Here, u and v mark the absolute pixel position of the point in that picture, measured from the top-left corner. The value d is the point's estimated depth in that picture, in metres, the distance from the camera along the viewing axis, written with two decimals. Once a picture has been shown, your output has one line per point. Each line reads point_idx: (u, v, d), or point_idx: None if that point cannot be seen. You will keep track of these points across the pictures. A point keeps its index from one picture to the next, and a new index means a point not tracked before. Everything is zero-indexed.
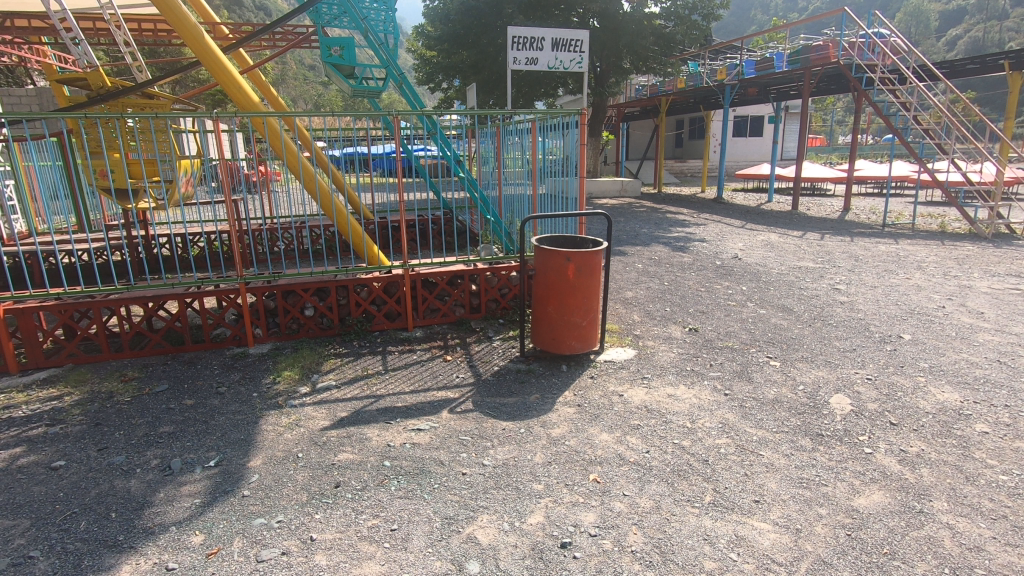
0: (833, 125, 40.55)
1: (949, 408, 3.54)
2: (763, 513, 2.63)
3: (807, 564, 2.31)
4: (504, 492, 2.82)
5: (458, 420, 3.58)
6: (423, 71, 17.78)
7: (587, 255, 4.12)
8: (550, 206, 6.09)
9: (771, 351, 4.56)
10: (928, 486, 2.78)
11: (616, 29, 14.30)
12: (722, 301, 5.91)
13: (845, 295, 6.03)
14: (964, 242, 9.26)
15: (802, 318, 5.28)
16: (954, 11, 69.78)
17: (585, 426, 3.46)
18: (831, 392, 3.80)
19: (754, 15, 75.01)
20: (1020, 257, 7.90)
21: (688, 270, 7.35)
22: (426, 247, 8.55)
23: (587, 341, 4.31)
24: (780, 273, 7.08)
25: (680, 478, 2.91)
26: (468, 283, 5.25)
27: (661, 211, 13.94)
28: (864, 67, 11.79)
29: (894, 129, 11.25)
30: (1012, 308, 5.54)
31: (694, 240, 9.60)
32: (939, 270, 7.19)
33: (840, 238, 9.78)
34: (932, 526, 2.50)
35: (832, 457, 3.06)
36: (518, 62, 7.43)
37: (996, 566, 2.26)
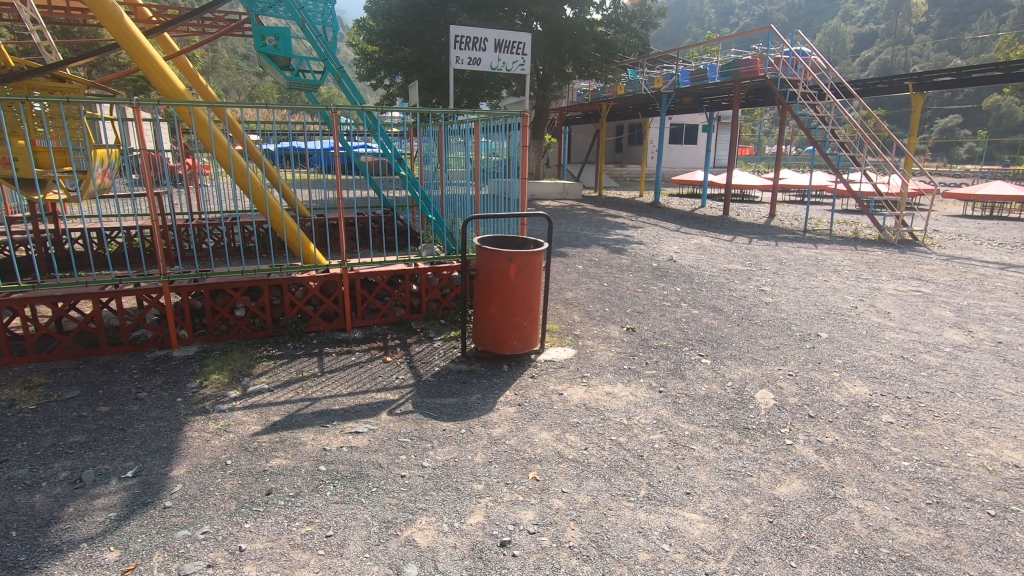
0: (760, 137, 43.16)
1: (859, 400, 3.83)
2: (693, 504, 2.74)
3: (733, 551, 2.43)
4: (443, 493, 2.80)
5: (397, 422, 3.52)
6: (365, 67, 17.37)
7: (528, 256, 4.16)
8: (492, 206, 6.09)
9: (702, 349, 4.76)
10: (841, 474, 2.99)
11: (559, 33, 14.61)
12: (657, 302, 6.12)
13: (770, 296, 6.40)
14: (874, 248, 10.02)
15: (731, 318, 5.55)
16: (867, 34, 75.55)
17: (525, 425, 3.49)
18: (757, 387, 4.03)
19: (690, 28, 78.29)
20: (921, 263, 8.65)
21: (626, 271, 7.57)
22: (366, 246, 8.41)
23: (527, 341, 4.35)
24: (711, 275, 7.41)
25: (617, 473, 2.99)
26: (409, 282, 5.18)
27: (601, 213, 14.30)
28: (788, 82, 12.50)
29: (814, 142, 12.01)
30: (913, 308, 6.05)
31: (632, 242, 9.90)
32: (852, 273, 7.76)
33: (766, 242, 10.36)
34: (844, 510, 2.69)
35: (757, 449, 3.23)
36: (461, 62, 7.37)
37: (898, 545, 2.46)
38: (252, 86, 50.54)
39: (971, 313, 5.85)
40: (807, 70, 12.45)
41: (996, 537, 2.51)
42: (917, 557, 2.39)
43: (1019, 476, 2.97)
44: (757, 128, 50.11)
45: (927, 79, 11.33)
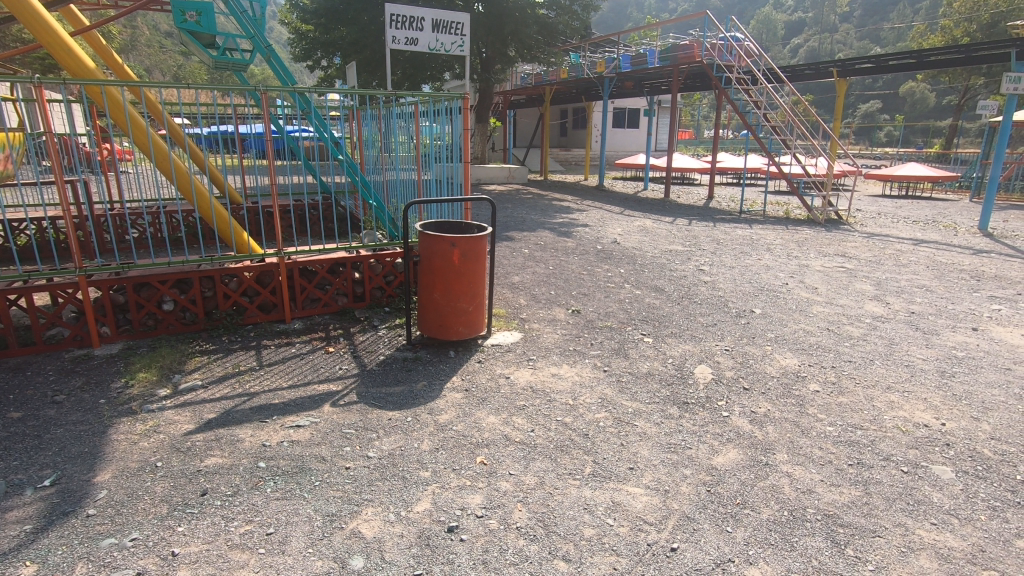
0: (698, 122, 44.63)
1: (789, 371, 4.05)
2: (636, 478, 2.83)
3: (673, 521, 2.52)
4: (390, 483, 2.76)
5: (341, 413, 3.44)
6: (300, 48, 16.67)
7: (471, 240, 4.12)
8: (435, 190, 5.97)
9: (644, 328, 4.89)
10: (772, 441, 3.16)
11: (499, 15, 14.50)
12: (602, 283, 6.23)
13: (708, 275, 6.64)
14: (803, 228, 10.56)
15: (672, 298, 5.71)
16: (797, 22, 78.81)
17: (472, 410, 3.49)
18: (695, 363, 4.18)
19: (631, 13, 79.26)
20: (846, 240, 9.19)
21: (571, 254, 7.66)
22: (303, 234, 8.12)
23: (473, 326, 4.33)
24: (653, 256, 7.61)
25: (563, 453, 3.03)
26: (351, 271, 5.04)
27: (547, 197, 14.38)
28: (723, 68, 12.83)
29: (748, 126, 12.45)
30: (838, 283, 6.42)
31: (577, 226, 10.03)
32: (784, 251, 8.14)
33: (705, 223, 10.72)
34: (775, 476, 2.85)
35: (696, 422, 3.36)
36: (398, 43, 7.14)
37: (823, 505, 2.62)
38: (179, 66, 47.61)
39: (888, 287, 6.27)
40: (741, 56, 12.87)
41: (908, 491, 2.72)
42: (840, 514, 2.56)
43: (928, 435, 3.22)
44: (695, 112, 51.64)
45: (850, 65, 11.91)
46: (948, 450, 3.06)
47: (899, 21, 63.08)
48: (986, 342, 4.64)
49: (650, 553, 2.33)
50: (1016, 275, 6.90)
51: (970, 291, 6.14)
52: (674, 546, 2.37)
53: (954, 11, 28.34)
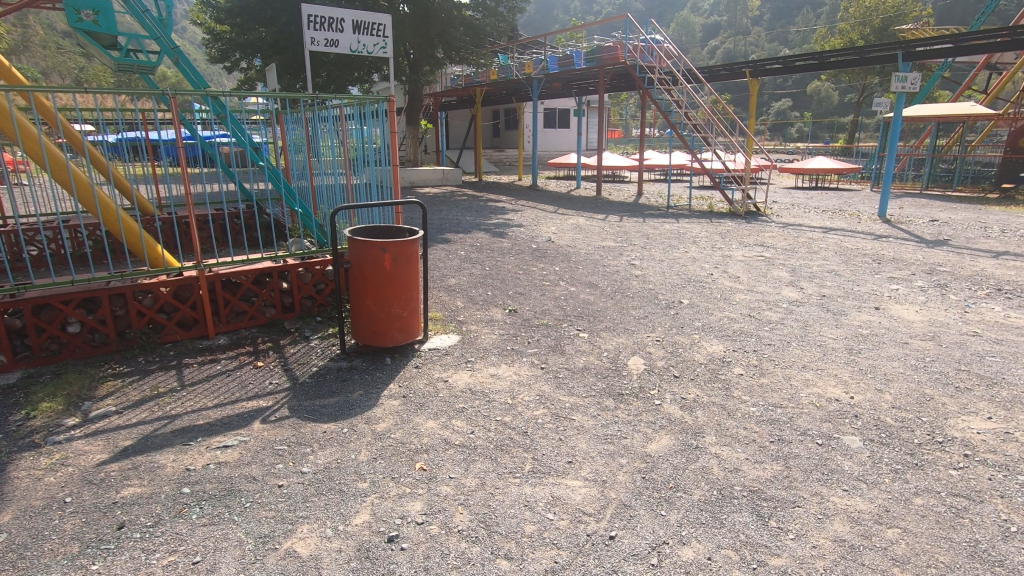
0: (625, 120, 46.19)
1: (715, 357, 4.26)
2: (575, 471, 2.89)
3: (611, 509, 2.59)
4: (326, 498, 2.68)
5: (272, 430, 3.30)
6: (215, 49, 15.85)
7: (402, 244, 4.06)
8: (365, 195, 5.84)
9: (580, 324, 4.99)
10: (701, 425, 3.31)
11: (425, 15, 14.45)
12: (538, 282, 6.31)
13: (639, 269, 6.86)
14: (725, 220, 11.11)
15: (606, 293, 5.86)
16: (713, 25, 82.91)
17: (410, 416, 3.44)
18: (629, 355, 4.32)
19: (558, 15, 80.69)
20: (763, 230, 9.76)
21: (507, 254, 7.70)
22: (224, 245, 7.73)
23: (408, 331, 4.27)
24: (586, 253, 7.78)
25: (503, 452, 3.05)
26: (278, 280, 4.86)
27: (482, 198, 14.41)
28: (645, 69, 13.28)
29: (672, 124, 12.95)
30: (758, 271, 6.81)
31: (513, 226, 10.10)
32: (708, 243, 8.54)
33: (635, 219, 11.08)
34: (704, 458, 2.98)
35: (630, 412, 3.47)
36: (318, 44, 6.87)
37: (748, 482, 2.77)
38: (79, 67, 44.02)
39: (802, 273, 6.71)
40: (661, 57, 13.40)
41: (823, 462, 2.92)
42: (763, 489, 2.72)
43: (839, 408, 3.48)
44: (622, 111, 53.27)
45: (761, 66, 12.64)
46: (856, 421, 3.32)
47: (804, 25, 67.65)
48: (887, 319, 5.06)
49: (589, 543, 2.39)
50: (910, 257, 7.56)
51: (873, 273, 6.67)
52: (611, 534, 2.43)
53: (851, 15, 30.74)
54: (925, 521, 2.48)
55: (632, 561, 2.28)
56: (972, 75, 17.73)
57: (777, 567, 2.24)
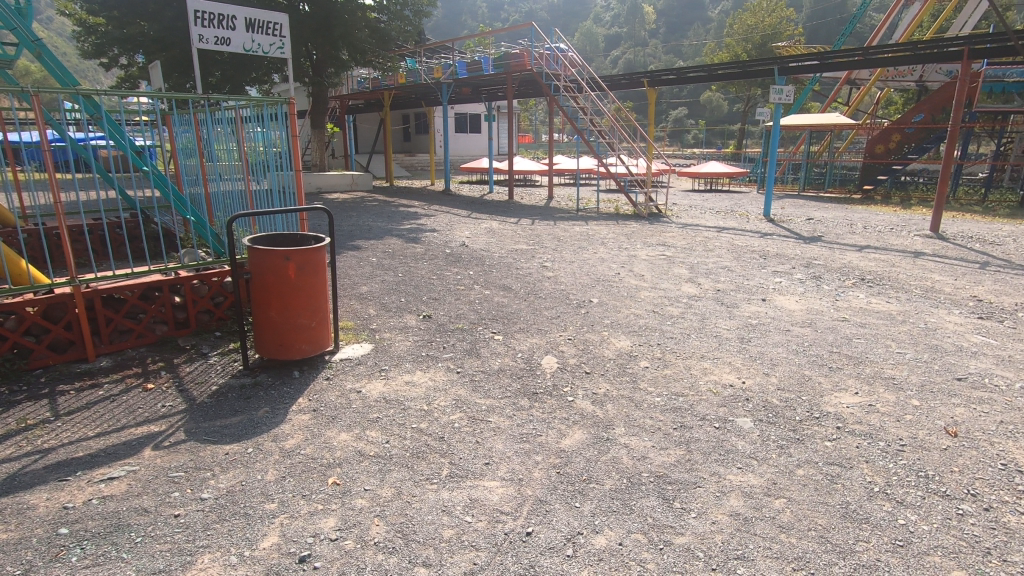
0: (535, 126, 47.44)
1: (623, 352, 4.47)
2: (492, 472, 2.92)
3: (528, 506, 2.65)
4: (230, 523, 2.52)
5: (166, 456, 3.05)
6: (88, 43, 14.40)
7: (307, 252, 3.91)
8: (265, 201, 5.55)
9: (494, 327, 5.04)
10: (611, 418, 3.46)
11: (327, 16, 13.99)
12: (452, 286, 6.30)
13: (551, 271, 7.04)
14: (630, 222, 11.68)
15: (519, 295, 5.96)
16: (614, 36, 86.94)
17: (321, 430, 3.32)
18: (543, 354, 4.42)
19: (465, 21, 81.03)
20: (665, 231, 10.37)
21: (420, 260, 7.62)
22: (104, 258, 7.03)
23: (318, 342, 4.11)
24: (500, 256, 7.87)
25: (419, 459, 3.02)
26: (169, 295, 4.50)
27: (393, 204, 14.14)
28: (551, 76, 13.66)
29: (578, 131, 13.40)
30: (660, 269, 7.22)
31: (426, 231, 10.02)
32: (615, 244, 8.94)
33: (546, 222, 11.35)
34: (614, 449, 3.12)
35: (544, 410, 3.56)
36: (206, 43, 6.48)
37: (655, 468, 2.94)
38: None
39: (699, 269, 7.20)
40: (566, 66, 13.84)
41: (720, 444, 3.16)
42: (668, 473, 2.89)
43: (733, 393, 3.78)
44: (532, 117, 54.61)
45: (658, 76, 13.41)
46: (747, 404, 3.62)
47: (695, 39, 72.71)
48: (772, 309, 5.55)
49: (506, 541, 2.42)
50: (791, 252, 8.34)
51: (760, 268, 7.28)
52: (528, 531, 2.48)
53: (734, 32, 33.51)
54: (806, 489, 2.76)
55: (548, 554, 2.35)
56: (836, 89, 19.84)
57: (682, 546, 2.39)
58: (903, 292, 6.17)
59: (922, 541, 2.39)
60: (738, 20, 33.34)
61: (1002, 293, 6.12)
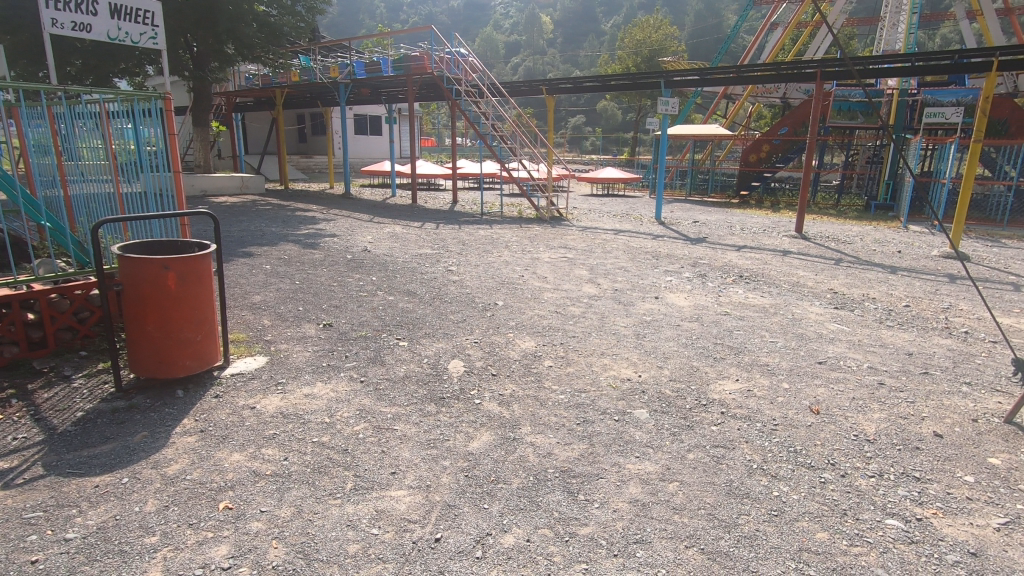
0: (438, 130, 47.25)
1: (528, 352, 4.57)
2: (399, 481, 2.86)
3: (436, 512, 2.63)
4: (102, 564, 2.26)
5: (20, 496, 2.68)
6: None
7: (189, 260, 3.61)
8: (138, 206, 5.06)
9: (399, 333, 4.95)
10: (518, 417, 3.53)
11: (208, 6, 13.08)
12: (354, 293, 6.09)
13: (456, 275, 7.04)
14: (533, 225, 11.98)
15: (424, 300, 5.90)
16: (513, 43, 88.72)
17: (210, 452, 3.07)
18: (449, 358, 4.41)
19: (363, 20, 78.88)
20: (566, 234, 10.74)
21: (319, 266, 7.30)
22: None
23: (204, 357, 3.80)
24: (404, 261, 7.75)
25: (321, 474, 2.89)
26: (22, 312, 3.90)
27: (289, 208, 13.42)
28: (452, 80, 13.63)
29: (480, 135, 13.49)
30: (562, 271, 7.47)
31: (325, 236, 9.61)
32: (519, 247, 9.12)
33: (451, 226, 11.34)
34: (521, 447, 3.19)
35: (452, 414, 3.55)
36: (59, 28, 5.82)
37: (560, 464, 3.03)
38: None
39: (598, 271, 7.53)
40: (467, 70, 13.89)
41: (619, 435, 3.33)
42: (572, 468, 3.00)
43: (631, 386, 4.00)
44: (435, 120, 54.35)
45: (556, 85, 13.87)
46: (644, 396, 3.84)
47: (590, 50, 76.10)
48: (664, 306, 5.94)
49: (415, 550, 2.39)
50: (681, 252, 8.97)
51: (653, 268, 7.76)
52: (437, 537, 2.46)
53: (624, 46, 35.51)
54: (696, 471, 2.98)
55: (458, 558, 2.34)
56: (714, 102, 21.55)
57: (586, 536, 2.49)
58: (774, 286, 6.85)
59: (794, 510, 2.67)
60: (628, 34, 35.38)
61: (852, 286, 6.99)
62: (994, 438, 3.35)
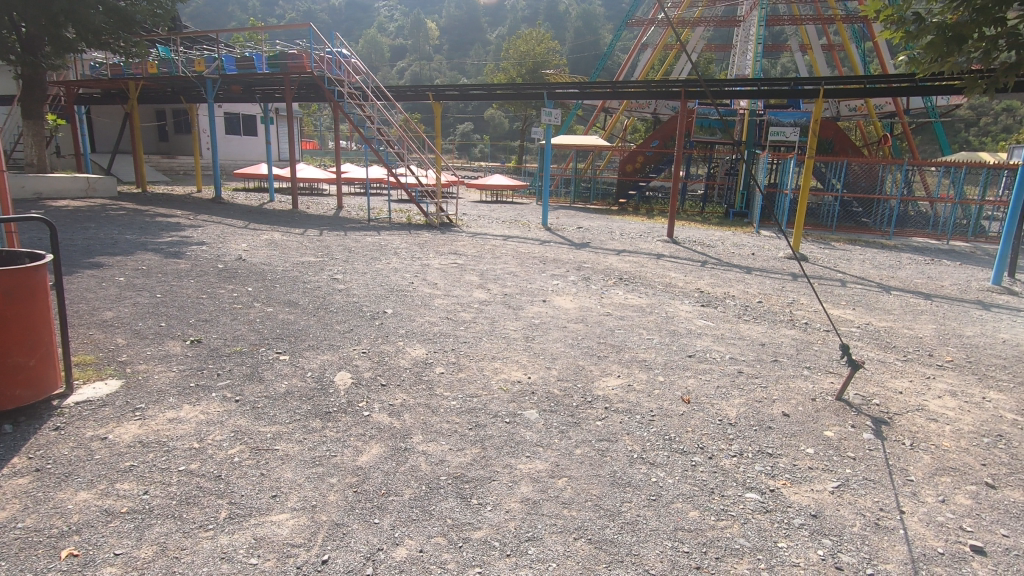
0: (320, 132, 45.16)
1: (419, 360, 4.51)
2: (281, 504, 2.68)
3: (322, 533, 2.50)
4: None
5: None
6: None
7: (21, 273, 3.14)
8: None
9: (279, 346, 4.65)
10: (409, 427, 3.46)
11: None
12: (226, 306, 5.62)
13: (341, 283, 6.77)
14: (423, 231, 11.86)
15: (307, 310, 5.60)
16: (399, 47, 87.37)
17: (50, 494, 2.67)
18: (335, 370, 4.22)
19: (233, 12, 73.45)
20: (455, 240, 10.74)
21: (185, 277, 6.65)
22: None
23: (40, 386, 3.30)
24: (284, 270, 7.29)
25: (190, 506, 2.63)
26: None
27: (146, 213, 12.08)
28: (334, 81, 13.08)
29: (365, 139, 13.07)
30: (452, 277, 7.46)
31: (191, 243, 8.77)
32: (408, 254, 8.96)
33: (335, 233, 10.87)
34: (412, 457, 3.13)
35: (339, 429, 3.40)
36: None
37: (452, 470, 3.02)
38: None
39: (488, 276, 7.63)
40: (350, 72, 13.42)
41: (511, 437, 3.39)
42: (464, 473, 3.00)
43: (521, 388, 4.09)
44: (316, 122, 51.90)
45: (443, 91, 13.87)
46: (533, 397, 3.95)
47: (476, 59, 77.07)
48: (551, 309, 6.15)
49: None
50: (566, 257, 9.36)
51: (540, 272, 8.01)
52: (324, 558, 2.34)
53: (509, 56, 36.43)
54: (583, 466, 3.12)
55: None
56: (594, 114, 22.69)
57: (479, 539, 2.51)
58: (650, 288, 7.38)
59: (669, 492, 2.90)
60: (512, 45, 36.36)
61: (715, 285, 7.73)
62: (827, 413, 3.89)
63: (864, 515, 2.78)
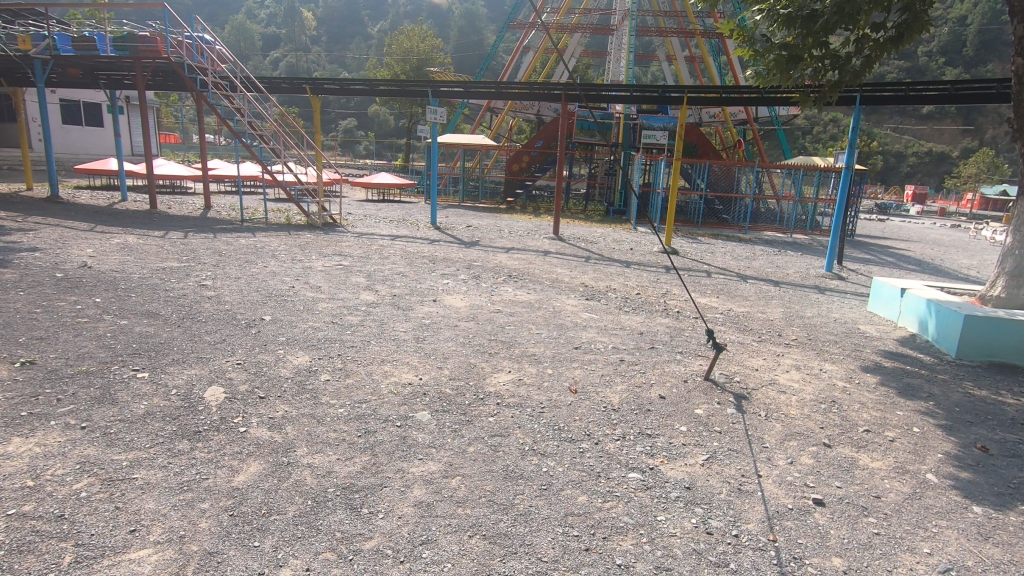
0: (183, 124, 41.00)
1: (301, 368, 4.26)
2: (141, 539, 2.40)
3: (192, 565, 2.27)
4: None
5: None
6: None
7: None
8: None
9: (136, 363, 4.15)
10: (292, 440, 3.26)
11: None
12: (67, 320, 4.90)
13: (210, 290, 6.20)
14: (303, 232, 11.23)
15: (170, 321, 5.06)
16: (272, 36, 81.84)
17: None
18: (205, 386, 3.85)
19: None
20: (340, 240, 10.29)
21: (12, 289, 5.70)
22: None
23: None
24: (140, 278, 6.52)
25: (23, 554, 2.27)
26: None
27: None
28: (195, 69, 11.93)
29: (235, 134, 12.06)
30: (337, 279, 7.14)
31: (20, 250, 7.55)
32: (287, 256, 8.41)
33: (203, 235, 9.94)
34: (296, 471, 2.95)
35: (210, 449, 3.11)
36: None
37: (340, 480, 2.89)
38: None
39: (376, 277, 7.40)
40: (214, 60, 12.31)
41: (402, 441, 3.32)
42: (354, 482, 2.89)
43: (412, 390, 4.01)
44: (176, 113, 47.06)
45: (321, 84, 13.19)
46: (425, 398, 3.90)
47: (358, 52, 74.38)
48: (442, 309, 6.10)
49: None
50: (456, 256, 9.34)
51: (430, 272, 7.92)
52: None
53: (392, 52, 35.60)
54: (476, 463, 3.13)
55: None
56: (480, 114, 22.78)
57: (370, 549, 2.42)
58: (537, 284, 7.59)
59: (559, 480, 3.00)
60: (395, 40, 35.55)
61: (599, 279, 8.15)
62: (697, 393, 4.26)
63: (729, 483, 3.09)
